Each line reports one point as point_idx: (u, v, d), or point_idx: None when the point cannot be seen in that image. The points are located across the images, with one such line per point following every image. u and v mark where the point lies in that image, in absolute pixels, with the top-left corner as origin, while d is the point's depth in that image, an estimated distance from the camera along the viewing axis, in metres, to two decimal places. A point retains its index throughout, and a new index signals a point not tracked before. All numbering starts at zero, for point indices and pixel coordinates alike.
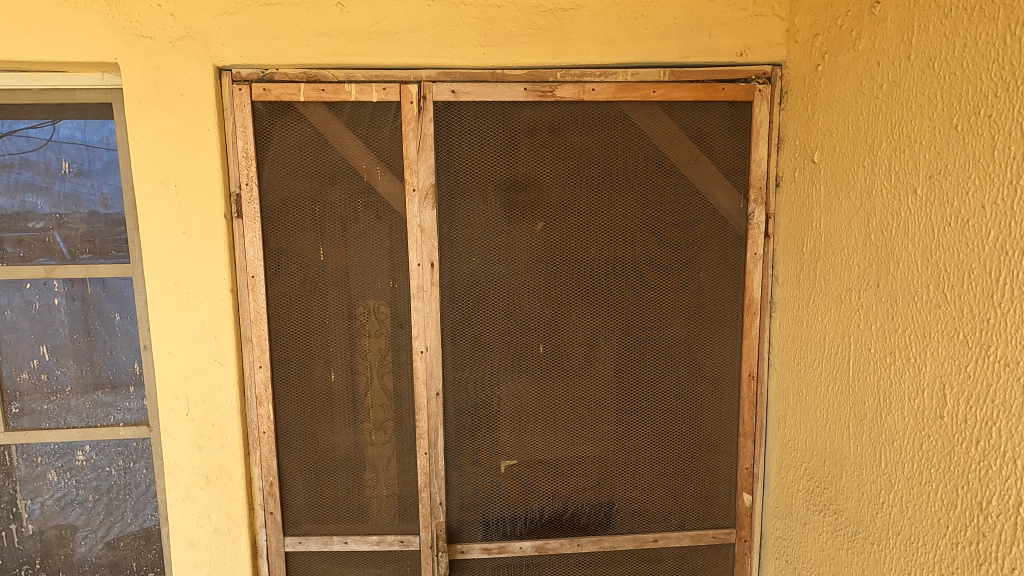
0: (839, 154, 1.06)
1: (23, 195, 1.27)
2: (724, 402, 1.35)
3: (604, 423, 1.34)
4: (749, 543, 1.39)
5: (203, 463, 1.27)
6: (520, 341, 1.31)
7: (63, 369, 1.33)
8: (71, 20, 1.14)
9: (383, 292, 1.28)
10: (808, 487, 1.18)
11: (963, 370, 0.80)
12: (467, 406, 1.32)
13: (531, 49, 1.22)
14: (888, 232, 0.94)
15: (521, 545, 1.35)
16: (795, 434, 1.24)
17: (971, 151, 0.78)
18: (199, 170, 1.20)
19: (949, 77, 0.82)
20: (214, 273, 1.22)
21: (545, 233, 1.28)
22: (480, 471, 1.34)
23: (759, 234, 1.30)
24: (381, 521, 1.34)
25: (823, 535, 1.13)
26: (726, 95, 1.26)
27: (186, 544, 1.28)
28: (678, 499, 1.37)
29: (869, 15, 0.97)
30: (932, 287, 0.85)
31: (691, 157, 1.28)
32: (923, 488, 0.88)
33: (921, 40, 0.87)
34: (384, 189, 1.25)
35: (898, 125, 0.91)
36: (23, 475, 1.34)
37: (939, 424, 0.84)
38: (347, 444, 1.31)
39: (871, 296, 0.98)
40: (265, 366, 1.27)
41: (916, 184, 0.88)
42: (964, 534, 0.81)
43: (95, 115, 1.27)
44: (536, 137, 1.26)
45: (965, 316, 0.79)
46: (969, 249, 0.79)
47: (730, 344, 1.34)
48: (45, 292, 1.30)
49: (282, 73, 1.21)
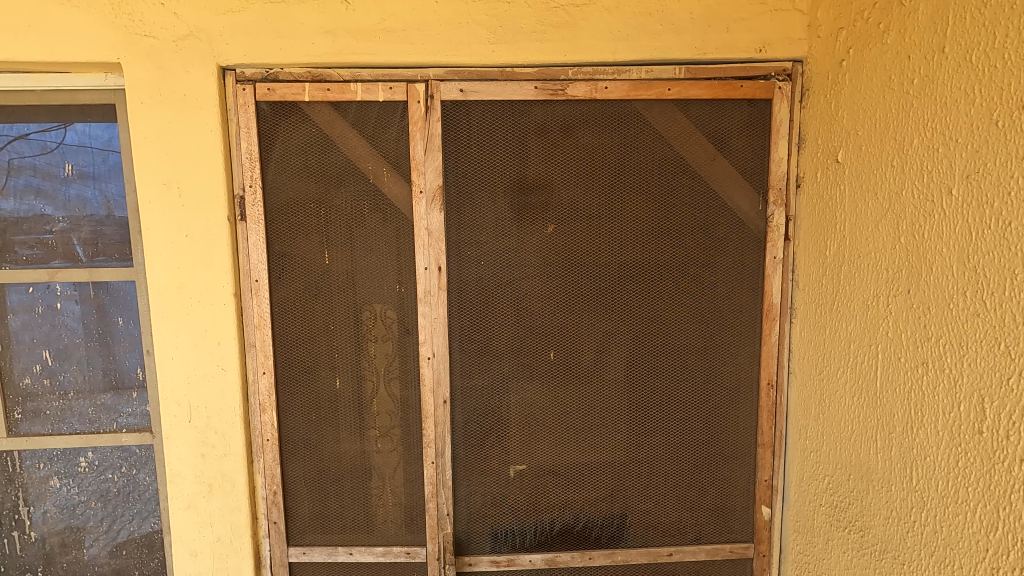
0: (866, 152, 1.01)
1: (28, 199, 1.25)
2: (742, 412, 1.30)
3: (616, 432, 1.29)
4: (768, 558, 1.34)
5: (206, 470, 1.24)
6: (531, 347, 1.27)
7: (67, 374, 1.31)
8: (75, 20, 1.12)
9: (390, 296, 1.25)
10: (831, 501, 1.13)
11: (1004, 383, 0.75)
12: (476, 414, 1.28)
13: (541, 47, 1.18)
14: (920, 236, 0.89)
15: (530, 558, 1.31)
16: (817, 447, 1.18)
17: (1015, 148, 0.73)
18: (202, 172, 1.17)
19: (988, 70, 0.77)
20: (217, 277, 1.19)
21: (557, 235, 1.24)
22: (489, 481, 1.30)
23: (778, 237, 1.25)
24: (387, 531, 1.30)
25: (848, 553, 1.08)
26: (744, 93, 1.22)
27: (189, 553, 1.25)
28: (693, 511, 1.32)
29: (899, 6, 0.93)
30: (970, 294, 0.80)
31: (707, 157, 1.23)
32: (959, 507, 0.82)
33: (956, 32, 0.82)
34: (390, 191, 1.22)
35: (932, 123, 0.86)
36: (26, 481, 1.32)
37: (978, 440, 0.79)
38: (353, 452, 1.28)
39: (901, 304, 0.93)
40: (269, 372, 1.24)
41: (951, 184, 0.83)
42: (1005, 560, 0.75)
43: (99, 116, 1.25)
44: (547, 137, 1.22)
45: (1006, 325, 0.74)
46: (1010, 253, 0.74)
47: (748, 351, 1.29)
48: (48, 296, 1.28)
49: (287, 73, 1.19)
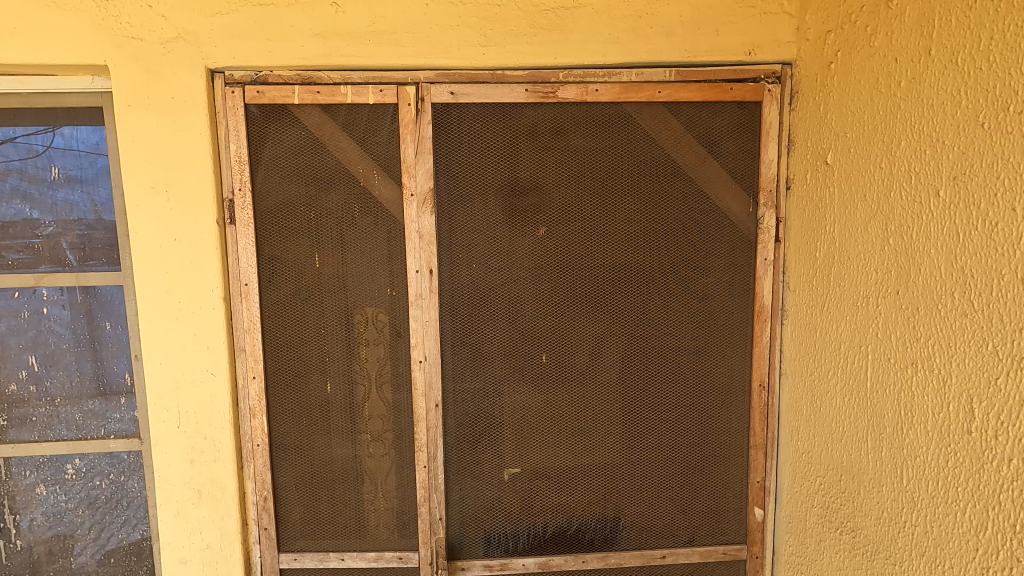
0: (855, 154, 1.02)
1: (14, 203, 1.24)
2: (735, 414, 1.31)
3: (609, 434, 1.29)
4: (761, 559, 1.34)
5: (195, 477, 1.22)
6: (522, 350, 1.26)
7: (53, 380, 1.29)
8: (61, 22, 1.11)
9: (381, 299, 1.24)
10: (823, 502, 1.13)
11: (993, 384, 0.75)
12: (468, 417, 1.28)
13: (532, 49, 1.18)
14: (909, 237, 0.89)
15: (523, 562, 1.30)
16: (810, 449, 1.18)
17: (1001, 149, 0.74)
18: (190, 174, 1.16)
19: (974, 72, 0.77)
20: (206, 281, 1.18)
21: (548, 238, 1.24)
22: (482, 485, 1.29)
23: (770, 238, 1.25)
24: (380, 537, 1.29)
25: (840, 554, 1.08)
26: (733, 95, 1.22)
27: (178, 561, 1.24)
28: (686, 514, 1.32)
29: (885, 10, 0.93)
30: (958, 294, 0.80)
31: (698, 159, 1.24)
32: (949, 507, 0.83)
33: (942, 34, 0.83)
34: (381, 194, 1.21)
35: (920, 125, 0.86)
36: (12, 489, 1.30)
37: (967, 440, 0.79)
38: (345, 457, 1.27)
39: (890, 305, 0.93)
40: (259, 377, 1.23)
41: (939, 185, 0.83)
42: (995, 559, 0.76)
43: (87, 119, 1.24)
44: (538, 140, 1.22)
45: (994, 325, 0.75)
46: (997, 253, 0.74)
47: (741, 352, 1.29)
48: (34, 301, 1.26)
49: (276, 75, 1.18)
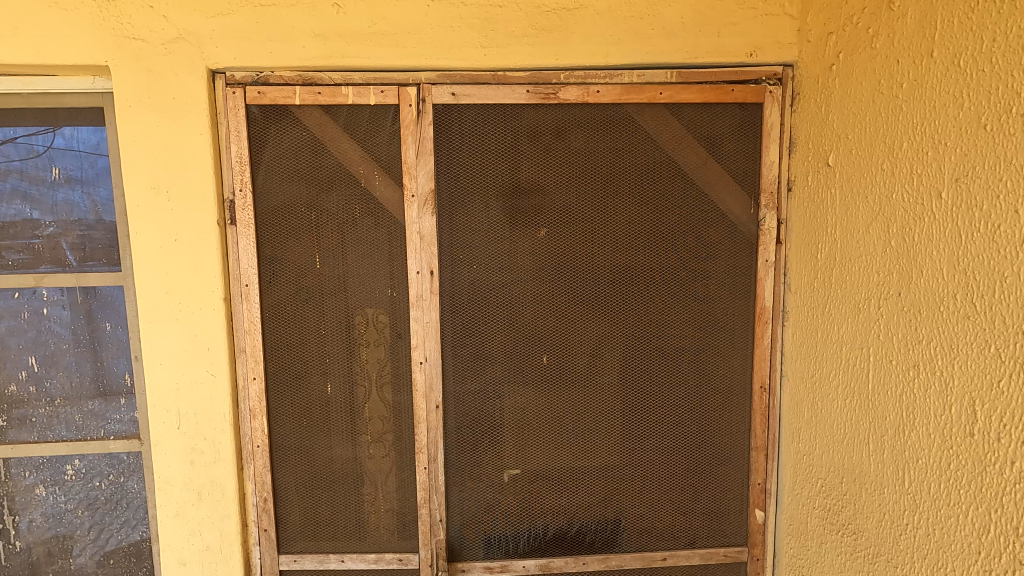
0: (856, 156, 1.02)
1: (15, 204, 1.24)
2: (735, 415, 1.30)
3: (610, 435, 1.29)
4: (762, 561, 1.34)
5: (195, 478, 1.22)
6: (523, 351, 1.26)
7: (52, 380, 1.29)
8: (62, 22, 1.11)
9: (381, 300, 1.24)
10: (824, 504, 1.13)
11: (995, 386, 0.75)
12: (468, 419, 1.27)
13: (533, 50, 1.18)
14: (911, 239, 0.89)
15: (524, 563, 1.30)
16: (811, 451, 1.18)
17: (1003, 151, 0.74)
18: (191, 175, 1.16)
19: (976, 74, 0.77)
20: (206, 282, 1.18)
21: (549, 239, 1.24)
22: (482, 487, 1.29)
23: (771, 240, 1.25)
24: (380, 538, 1.29)
25: (841, 556, 1.08)
26: (735, 97, 1.22)
27: (177, 562, 1.23)
28: (687, 515, 1.32)
29: (887, 11, 0.93)
30: (960, 296, 0.80)
31: (700, 161, 1.24)
32: (951, 510, 0.82)
33: (944, 36, 0.83)
34: (382, 194, 1.21)
35: (922, 127, 0.86)
36: (12, 489, 1.30)
37: (969, 442, 0.79)
38: (345, 458, 1.27)
39: (892, 307, 0.93)
40: (259, 378, 1.23)
41: (941, 187, 0.83)
42: (997, 562, 0.75)
43: (87, 120, 1.24)
44: (539, 141, 1.21)
45: (997, 328, 0.75)
46: (1000, 255, 0.74)
47: (742, 353, 1.29)
48: (35, 302, 1.26)
49: (277, 76, 1.18)
